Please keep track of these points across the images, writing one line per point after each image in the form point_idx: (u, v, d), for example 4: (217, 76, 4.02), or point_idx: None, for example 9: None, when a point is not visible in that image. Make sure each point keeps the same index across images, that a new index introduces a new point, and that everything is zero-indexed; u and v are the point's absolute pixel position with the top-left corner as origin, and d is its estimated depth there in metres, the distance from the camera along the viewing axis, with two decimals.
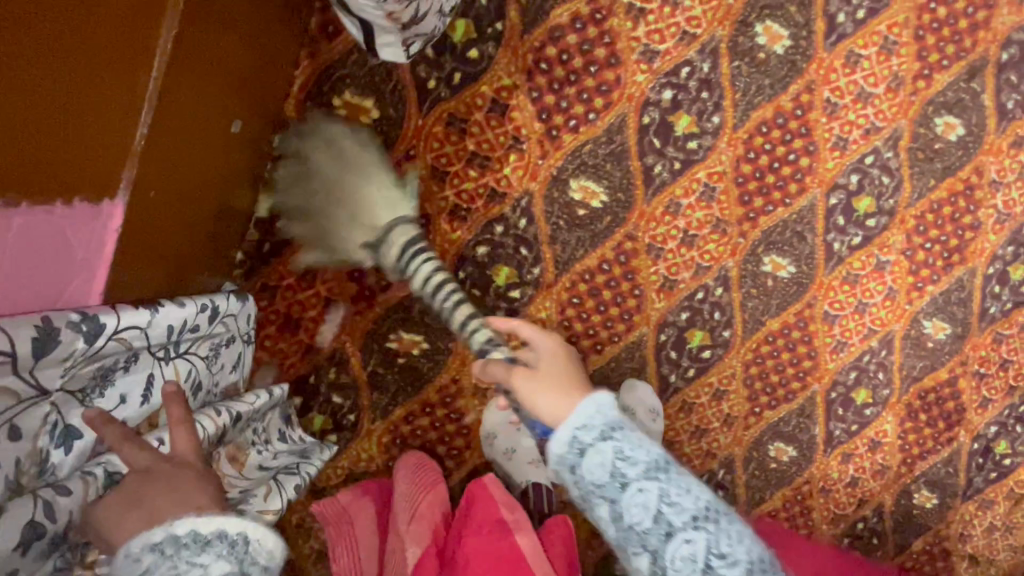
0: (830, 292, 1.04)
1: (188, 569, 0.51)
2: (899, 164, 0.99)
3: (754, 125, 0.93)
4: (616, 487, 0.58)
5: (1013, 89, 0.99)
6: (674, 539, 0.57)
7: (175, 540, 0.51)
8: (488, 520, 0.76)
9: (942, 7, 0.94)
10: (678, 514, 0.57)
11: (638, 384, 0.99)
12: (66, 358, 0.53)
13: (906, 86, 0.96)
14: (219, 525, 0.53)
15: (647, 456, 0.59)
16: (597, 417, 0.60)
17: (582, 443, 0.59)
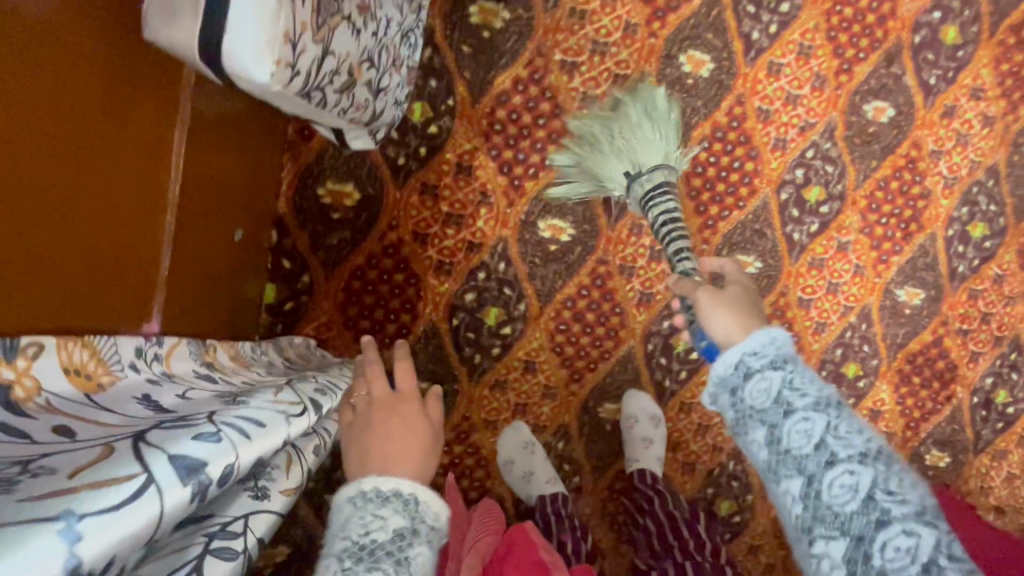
0: (800, 279, 1.11)
1: (373, 518, 0.60)
2: (839, 152, 1.07)
3: (695, 143, 1.03)
4: (777, 414, 0.56)
5: (932, 67, 1.07)
6: (835, 469, 0.54)
7: (362, 493, 0.62)
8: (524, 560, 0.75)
9: (848, 7, 1.02)
10: (845, 446, 0.54)
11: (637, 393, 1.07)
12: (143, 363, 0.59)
13: (830, 82, 1.04)
14: (395, 484, 0.62)
15: (818, 390, 0.57)
16: (767, 349, 0.60)
17: (748, 367, 0.59)
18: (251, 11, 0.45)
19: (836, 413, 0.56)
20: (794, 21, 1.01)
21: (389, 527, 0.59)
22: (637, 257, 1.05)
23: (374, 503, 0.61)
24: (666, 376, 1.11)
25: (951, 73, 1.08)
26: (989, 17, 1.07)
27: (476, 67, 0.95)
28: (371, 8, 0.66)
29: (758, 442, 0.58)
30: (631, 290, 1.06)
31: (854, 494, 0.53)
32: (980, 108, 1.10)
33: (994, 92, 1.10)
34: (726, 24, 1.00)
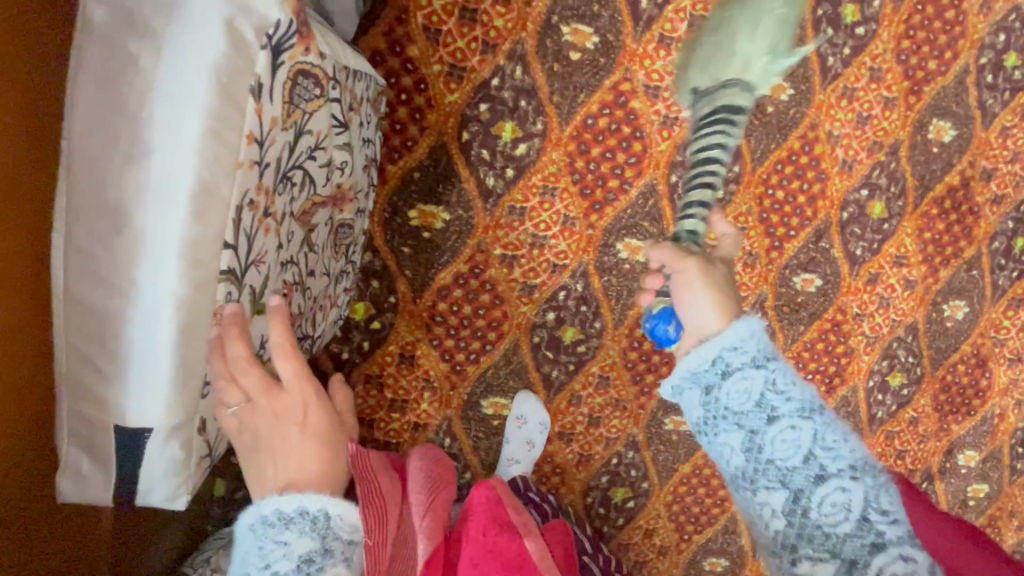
0: None
1: (273, 548, 0.46)
2: (769, 320, 1.13)
3: (632, 321, 1.07)
4: (716, 376, 0.54)
5: (858, 238, 1.12)
6: (826, 483, 0.50)
7: (262, 519, 0.47)
8: (494, 520, 0.65)
9: (779, 190, 1.06)
10: (832, 459, 0.50)
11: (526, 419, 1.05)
12: None
13: (761, 258, 1.09)
14: (298, 502, 0.46)
15: (801, 393, 0.53)
16: (747, 346, 0.54)
17: (727, 364, 0.54)
18: (165, 470, 0.47)
19: (817, 417, 0.52)
20: (727, 206, 1.05)
21: (294, 554, 0.46)
22: (576, 424, 1.11)
23: (278, 531, 0.46)
24: (604, 522, 1.17)
25: (876, 243, 1.13)
26: (914, 191, 1.12)
27: (416, 267, 0.97)
28: (298, 309, 0.68)
29: (728, 449, 0.54)
30: (570, 452, 1.12)
31: (845, 513, 0.49)
32: (903, 272, 1.16)
33: (917, 258, 1.16)
34: (662, 212, 1.03)
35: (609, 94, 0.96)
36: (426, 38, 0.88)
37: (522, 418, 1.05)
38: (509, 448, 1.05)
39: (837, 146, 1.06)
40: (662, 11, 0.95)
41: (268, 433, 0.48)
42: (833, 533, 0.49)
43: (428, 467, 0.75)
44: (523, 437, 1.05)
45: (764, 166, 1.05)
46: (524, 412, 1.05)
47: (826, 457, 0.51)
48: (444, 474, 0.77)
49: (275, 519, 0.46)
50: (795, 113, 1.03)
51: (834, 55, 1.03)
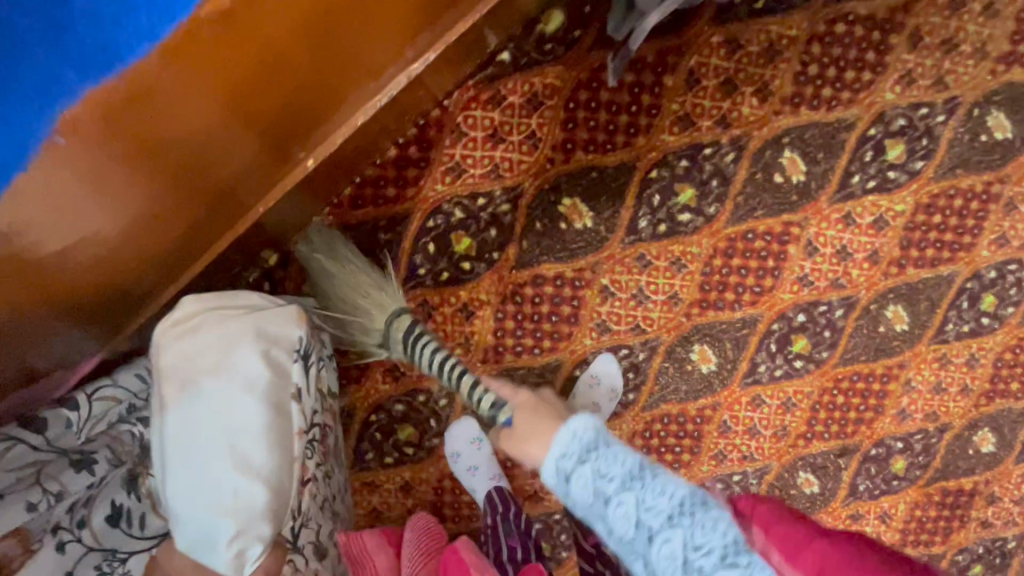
0: None
1: None
2: (758, 491, 1.16)
3: (659, 414, 1.09)
4: (599, 506, 0.66)
5: (868, 477, 1.17)
6: (654, 540, 0.63)
7: None
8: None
9: (841, 395, 1.12)
10: (653, 515, 0.63)
11: (602, 366, 1.04)
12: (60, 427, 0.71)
13: (787, 436, 1.13)
14: None
15: (669, 502, 0.63)
16: (573, 446, 0.68)
17: (604, 493, 0.65)
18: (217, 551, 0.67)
19: (645, 483, 0.65)
20: (794, 376, 1.10)
21: None
22: None
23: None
24: None
25: (877, 490, 1.19)
26: (933, 471, 1.19)
27: (534, 245, 0.98)
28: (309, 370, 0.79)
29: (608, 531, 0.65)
30: (529, 485, 1.10)
31: None
32: (881, 528, 1.21)
33: (898, 525, 1.21)
34: (746, 345, 1.07)
35: (778, 226, 1.01)
36: (684, 80, 0.93)
37: (595, 378, 1.04)
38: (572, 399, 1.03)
39: (906, 393, 1.13)
40: (864, 195, 1.01)
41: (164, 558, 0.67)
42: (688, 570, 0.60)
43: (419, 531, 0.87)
44: (591, 397, 1.04)
45: (844, 367, 1.10)
46: (600, 373, 1.04)
47: (651, 519, 0.63)
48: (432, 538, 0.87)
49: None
50: (896, 345, 1.10)
51: (954, 324, 1.10)
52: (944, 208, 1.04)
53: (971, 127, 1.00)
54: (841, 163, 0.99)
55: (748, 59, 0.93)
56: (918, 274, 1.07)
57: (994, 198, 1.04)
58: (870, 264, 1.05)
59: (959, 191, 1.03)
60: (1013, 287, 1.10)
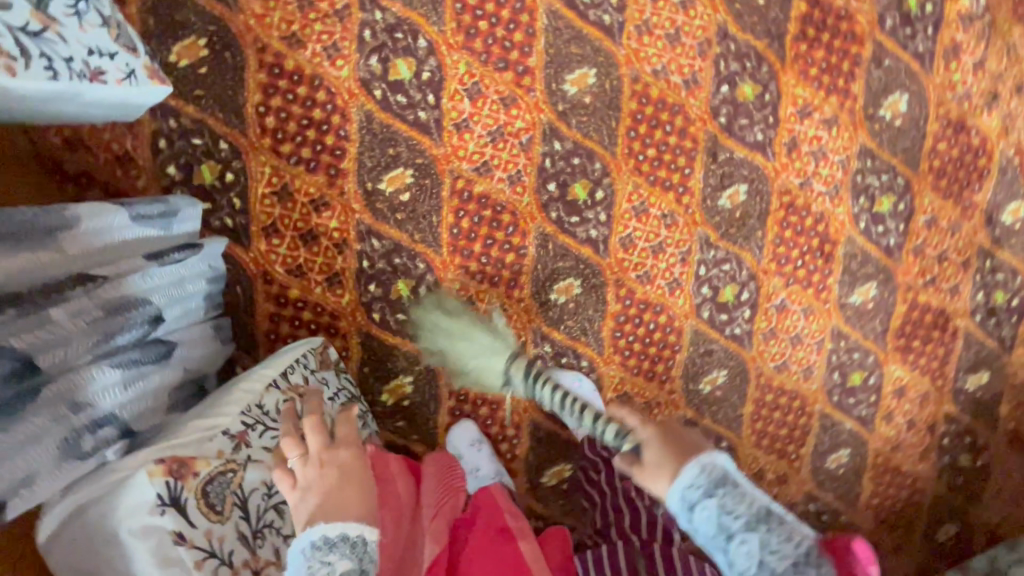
0: (766, 353, 1.19)
1: (319, 567, 0.59)
2: (725, 250, 1.13)
3: (611, 339, 1.12)
4: (698, 495, 0.66)
5: (752, 128, 1.09)
6: (734, 539, 0.64)
7: (314, 544, 0.60)
8: (491, 527, 0.77)
9: (649, 151, 1.07)
10: (779, 560, 0.64)
11: (572, 378, 1.10)
12: None
13: (678, 213, 1.10)
14: (342, 530, 0.61)
15: (750, 509, 0.66)
16: (697, 479, 0.67)
17: (691, 500, 0.66)
18: None
19: (727, 492, 0.67)
20: (614, 199, 1.07)
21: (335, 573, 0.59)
22: None
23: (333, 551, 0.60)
24: None
25: (772, 118, 1.10)
26: (770, 50, 1.07)
27: (419, 428, 1.09)
28: None
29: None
30: None
31: None
32: (816, 119, 1.11)
33: (819, 98, 1.11)
34: (566, 245, 1.08)
35: (454, 199, 1.03)
36: (294, 276, 0.99)
37: (571, 392, 1.10)
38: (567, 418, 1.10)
39: (670, 76, 1.05)
40: (442, 105, 1.00)
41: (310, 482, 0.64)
42: None
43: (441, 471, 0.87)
44: None
45: (620, 145, 1.06)
46: (575, 384, 1.10)
47: (776, 561, 0.64)
48: (451, 483, 0.86)
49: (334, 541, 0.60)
50: (613, 84, 1.04)
51: (606, 13, 1.01)
52: (474, 14, 0.98)
53: None
54: (404, 129, 0.99)
55: (286, 213, 0.97)
56: (540, 51, 1.00)
57: None
58: (515, 105, 1.01)
59: None
60: None
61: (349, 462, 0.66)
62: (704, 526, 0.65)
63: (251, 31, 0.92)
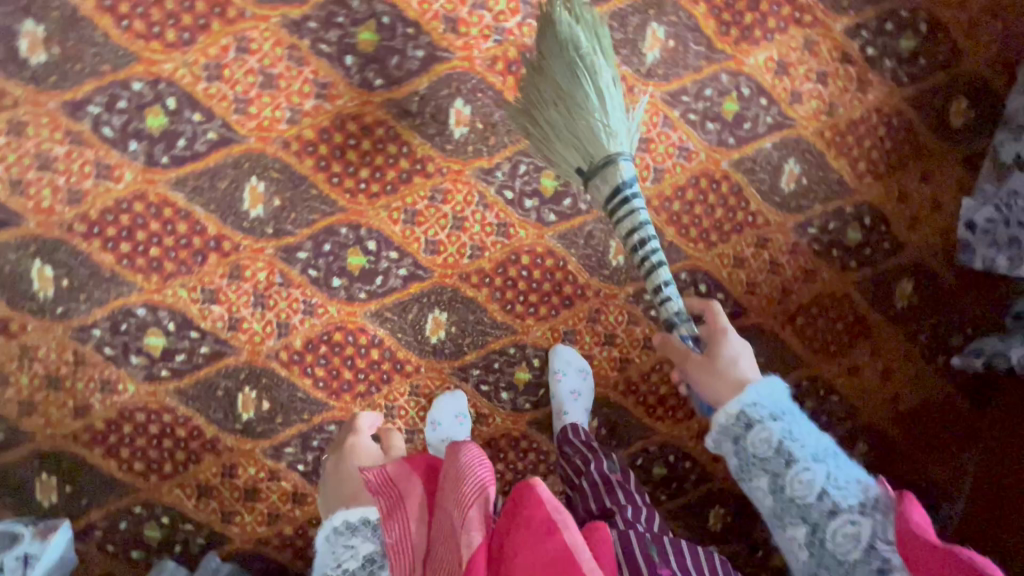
0: (633, 182, 1.08)
1: (349, 544, 0.78)
2: (507, 159, 1.03)
3: (509, 315, 1.09)
4: (743, 428, 0.79)
5: (409, 56, 0.96)
6: (794, 467, 0.76)
7: (338, 528, 0.79)
8: (538, 519, 0.59)
9: (363, 172, 0.99)
10: (843, 498, 0.74)
11: (563, 356, 1.09)
12: None
13: (440, 183, 1.02)
14: (363, 513, 0.79)
15: (818, 446, 0.78)
16: (764, 403, 0.79)
17: (752, 419, 0.79)
18: None
19: (793, 422, 0.79)
20: (388, 234, 1.02)
21: (360, 555, 0.78)
22: (611, 351, 1.14)
23: (348, 535, 0.79)
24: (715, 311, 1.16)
25: (412, 27, 0.95)
26: None
27: None
28: None
29: (796, 540, 0.76)
30: (642, 354, 1.16)
31: (854, 543, 0.72)
32: None
33: None
34: (398, 302, 1.05)
35: (294, 368, 1.04)
36: (274, 524, 1.09)
37: (559, 372, 1.08)
38: (559, 392, 1.06)
39: (305, 107, 0.95)
40: (206, 328, 1.01)
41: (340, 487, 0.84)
42: (846, 560, 0.72)
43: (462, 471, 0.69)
44: (572, 386, 1.08)
45: (341, 197, 0.99)
46: (562, 365, 1.09)
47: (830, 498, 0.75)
48: (466, 472, 0.68)
49: (346, 526, 0.78)
50: (280, 168, 0.97)
51: (207, 132, 0.94)
52: (141, 252, 0.96)
53: (67, 298, 0.96)
54: (208, 372, 1.02)
55: (221, 499, 1.07)
56: (207, 216, 0.97)
57: (85, 218, 0.93)
58: (244, 268, 0.99)
59: (116, 253, 0.95)
60: (120, 105, 0.91)
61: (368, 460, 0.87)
62: (761, 447, 0.78)
63: (56, 436, 0.99)
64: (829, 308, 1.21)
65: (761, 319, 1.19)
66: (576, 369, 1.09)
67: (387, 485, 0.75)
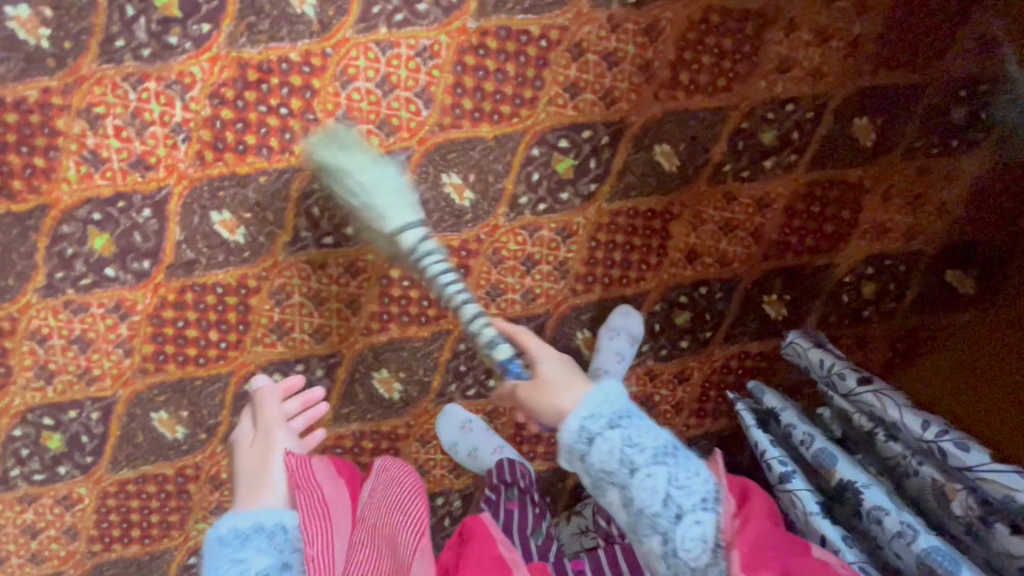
0: (412, 124, 0.94)
1: (240, 558, 0.68)
2: (296, 216, 0.94)
3: (432, 323, 1.03)
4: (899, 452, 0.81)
5: (142, 221, 0.91)
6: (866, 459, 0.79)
7: (224, 538, 0.70)
8: (489, 554, 0.75)
9: (212, 335, 0.97)
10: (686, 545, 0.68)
11: (621, 313, 1.07)
12: (817, 369, 1.02)
13: (272, 286, 0.96)
14: (260, 514, 0.71)
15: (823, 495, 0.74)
16: None
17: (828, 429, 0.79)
18: None
19: (630, 426, 0.73)
20: (279, 357, 1.00)
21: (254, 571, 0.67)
22: (541, 269, 1.04)
23: (235, 548, 0.69)
24: (596, 149, 1.00)
25: (119, 200, 0.90)
26: (39, 223, 0.89)
27: (551, 481, 1.15)
28: None
29: (615, 508, 0.72)
30: (569, 247, 1.04)
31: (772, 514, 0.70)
32: (96, 139, 0.87)
33: (67, 142, 0.86)
34: (342, 395, 1.04)
35: None
36: None
37: (613, 331, 1.06)
38: (604, 348, 1.05)
39: (125, 333, 0.95)
40: None
41: (256, 459, 0.81)
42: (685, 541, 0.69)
43: (397, 478, 0.85)
44: (621, 351, 1.06)
45: (219, 366, 0.98)
46: (619, 326, 1.07)
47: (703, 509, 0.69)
48: (410, 485, 0.85)
49: (235, 538, 0.70)
50: (160, 389, 0.98)
51: (90, 415, 0.97)
52: (148, 525, 1.04)
53: None
54: None
55: None
56: (157, 466, 1.01)
57: (93, 539, 1.03)
58: (218, 473, 1.04)
59: (136, 541, 1.04)
60: (24, 454, 0.97)
61: (258, 441, 0.84)
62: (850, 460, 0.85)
63: None
64: (702, 38, 0.98)
65: (645, 114, 1.00)
66: (630, 334, 1.06)
67: (309, 478, 0.77)
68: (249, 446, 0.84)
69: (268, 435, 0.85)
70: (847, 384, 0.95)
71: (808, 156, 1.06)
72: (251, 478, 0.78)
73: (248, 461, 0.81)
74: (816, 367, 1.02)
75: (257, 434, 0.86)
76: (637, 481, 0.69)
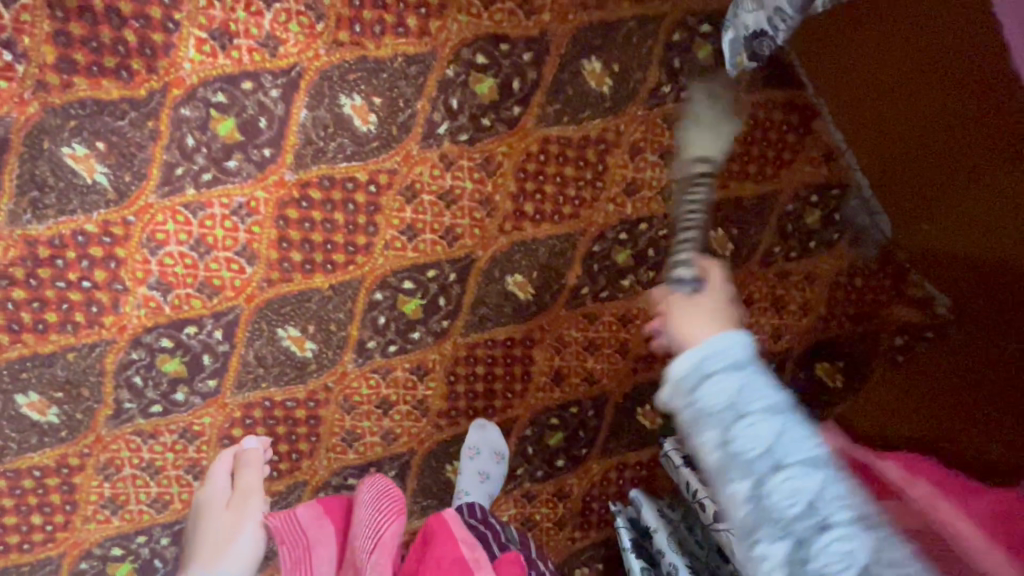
0: (238, 283, 0.88)
1: None
2: (116, 388, 0.87)
3: (285, 478, 0.97)
4: (697, 379, 0.48)
5: None
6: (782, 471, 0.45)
7: None
8: (444, 554, 0.74)
9: (37, 518, 0.89)
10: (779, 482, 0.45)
11: (484, 423, 1.02)
12: (689, 488, 0.97)
13: (97, 461, 0.89)
14: None
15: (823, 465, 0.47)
16: (729, 351, 0.48)
17: (702, 368, 0.48)
18: None
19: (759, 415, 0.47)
20: (117, 531, 0.93)
21: None
22: (399, 410, 0.99)
23: None
24: (444, 286, 0.96)
25: None
26: None
27: None
28: None
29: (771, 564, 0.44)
30: (427, 384, 0.99)
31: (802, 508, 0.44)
32: None
33: None
34: None
35: None
36: None
37: (473, 449, 1.02)
38: (465, 466, 1.00)
39: None
40: None
41: (228, 530, 0.85)
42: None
43: (379, 497, 0.86)
44: (481, 465, 1.01)
45: (47, 549, 0.91)
46: (475, 443, 1.01)
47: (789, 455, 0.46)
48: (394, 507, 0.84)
49: None
50: None
51: None
52: None
53: None
54: None
55: None
56: None
57: None
58: None
59: None
60: None
61: (241, 503, 0.88)
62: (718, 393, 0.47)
63: None
64: (543, 168, 0.95)
65: (491, 247, 0.96)
66: (496, 446, 1.01)
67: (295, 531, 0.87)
68: (213, 511, 0.87)
69: (244, 505, 0.87)
70: (716, 512, 0.90)
71: (666, 272, 1.05)
72: (207, 552, 0.83)
73: (217, 526, 0.86)
74: (690, 485, 0.97)
75: (230, 502, 0.88)
76: (740, 425, 0.46)
